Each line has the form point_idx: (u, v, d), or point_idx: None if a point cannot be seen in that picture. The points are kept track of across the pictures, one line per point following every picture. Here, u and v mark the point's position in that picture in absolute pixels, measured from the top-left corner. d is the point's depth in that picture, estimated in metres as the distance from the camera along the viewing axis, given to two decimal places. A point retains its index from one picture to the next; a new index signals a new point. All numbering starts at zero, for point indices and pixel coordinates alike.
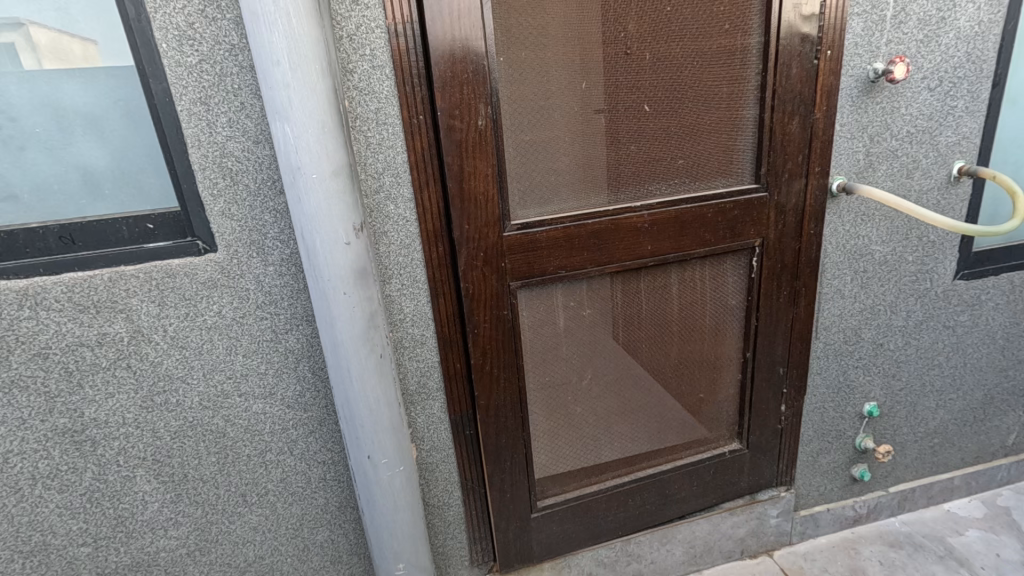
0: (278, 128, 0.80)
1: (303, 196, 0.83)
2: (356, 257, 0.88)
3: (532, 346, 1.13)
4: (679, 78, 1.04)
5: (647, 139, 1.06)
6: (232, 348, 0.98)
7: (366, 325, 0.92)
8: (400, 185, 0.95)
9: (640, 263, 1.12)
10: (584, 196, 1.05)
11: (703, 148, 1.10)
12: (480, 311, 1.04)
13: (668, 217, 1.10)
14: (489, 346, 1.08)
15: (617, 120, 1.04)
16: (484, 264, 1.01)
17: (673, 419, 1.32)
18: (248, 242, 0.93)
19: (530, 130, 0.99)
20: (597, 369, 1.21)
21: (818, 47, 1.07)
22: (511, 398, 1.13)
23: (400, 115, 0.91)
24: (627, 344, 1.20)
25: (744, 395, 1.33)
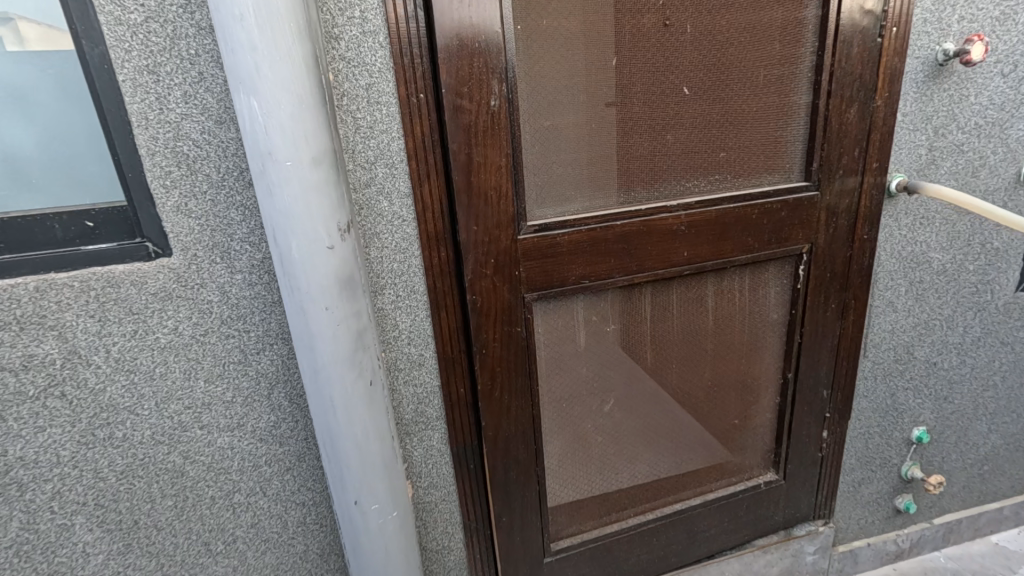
0: (242, 102, 0.64)
1: (275, 188, 0.66)
2: (341, 264, 0.72)
3: (549, 368, 0.96)
4: (724, 56, 0.89)
5: (686, 127, 0.91)
6: (192, 373, 0.82)
7: (354, 346, 0.76)
8: (396, 178, 0.79)
9: (675, 271, 0.96)
10: (612, 193, 0.90)
11: (749, 138, 0.94)
12: (489, 328, 0.88)
13: (708, 218, 0.94)
14: (499, 370, 0.91)
15: (652, 105, 0.88)
16: (494, 272, 0.85)
17: (705, 448, 1.16)
18: (209, 244, 0.77)
19: (551, 114, 0.83)
20: (621, 394, 1.05)
21: (884, 23, 0.92)
22: (524, 428, 0.97)
23: (396, 93, 0.75)
24: (657, 365, 1.05)
25: (783, 421, 1.17)
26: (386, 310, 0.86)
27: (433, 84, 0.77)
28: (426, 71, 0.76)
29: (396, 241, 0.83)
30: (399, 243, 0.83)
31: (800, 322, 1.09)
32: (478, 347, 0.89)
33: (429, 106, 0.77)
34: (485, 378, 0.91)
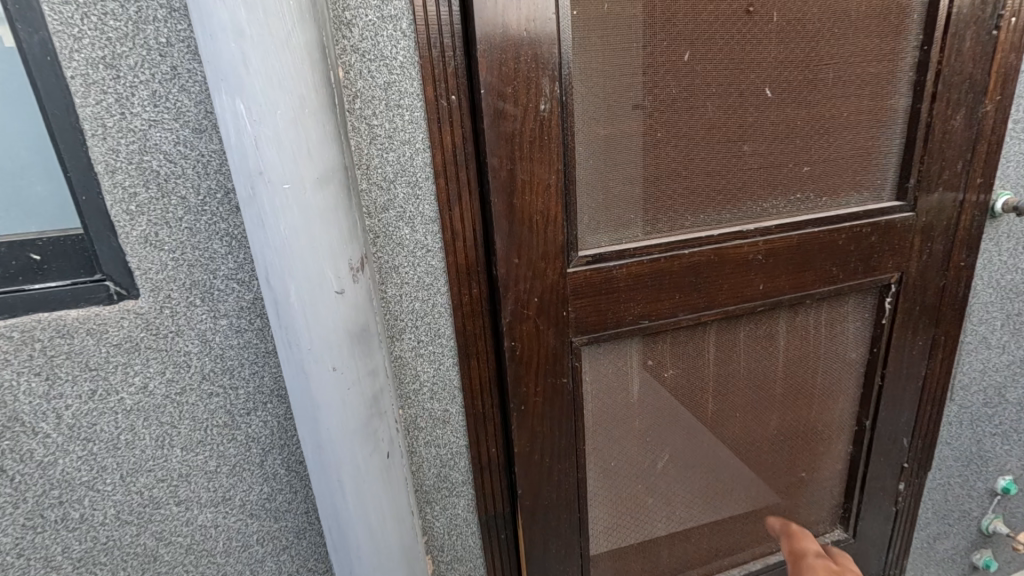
0: (224, 105, 0.48)
1: (268, 218, 0.51)
2: (353, 311, 0.57)
3: (596, 422, 0.81)
4: (815, 51, 0.74)
5: (768, 136, 0.75)
6: (166, 439, 0.66)
7: (368, 413, 0.60)
8: (420, 199, 0.65)
9: (748, 308, 0.81)
10: (678, 216, 0.74)
11: (839, 150, 0.79)
12: (529, 378, 0.73)
13: (787, 245, 0.79)
14: (539, 427, 0.76)
15: (730, 109, 0.72)
16: (537, 313, 0.71)
17: (768, 506, 1.00)
18: (187, 284, 0.61)
19: (610, 120, 0.68)
20: (676, 449, 0.89)
21: (1001, 12, 0.76)
22: (565, 493, 0.82)
23: (422, 94, 0.61)
24: (719, 416, 0.89)
25: (857, 473, 1.02)
26: (404, 357, 0.71)
27: (468, 84, 0.62)
28: (459, 68, 0.62)
29: (417, 276, 0.68)
30: (422, 278, 0.68)
31: (884, 363, 0.93)
32: (515, 402, 0.74)
33: (463, 111, 0.63)
34: (523, 437, 0.76)
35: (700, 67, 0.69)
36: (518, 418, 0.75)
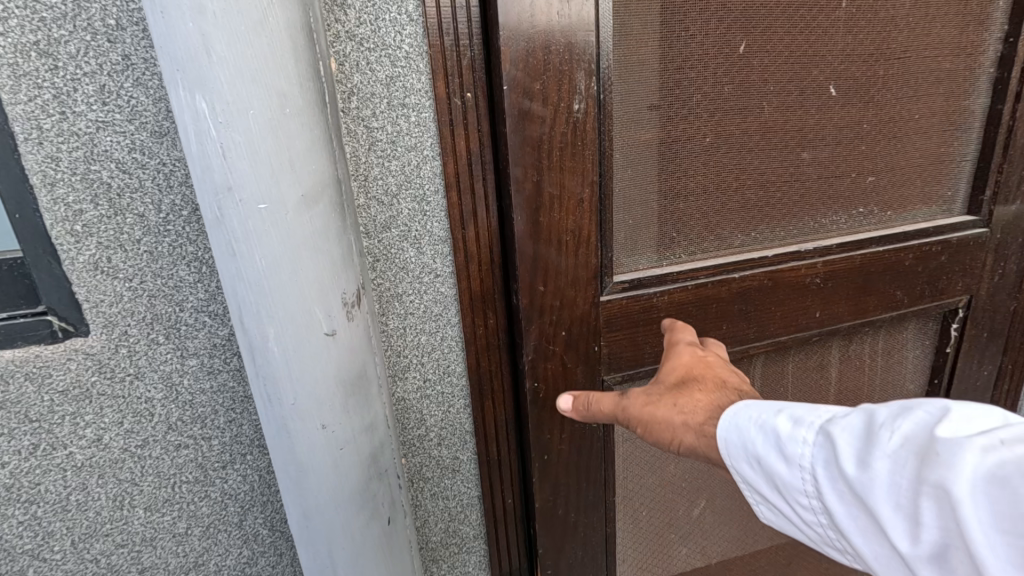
0: (180, 102, 0.38)
1: (240, 245, 0.40)
2: (347, 357, 0.46)
3: (627, 466, 0.71)
4: (886, 44, 0.63)
5: (831, 142, 0.65)
6: (125, 499, 0.56)
7: (366, 474, 0.50)
8: (427, 216, 0.55)
9: (801, 338, 0.71)
10: (725, 234, 0.64)
11: (908, 157, 0.69)
12: (551, 421, 0.64)
13: (848, 266, 0.69)
14: (563, 474, 0.67)
15: (789, 110, 0.62)
16: (563, 347, 0.61)
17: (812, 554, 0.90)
18: (147, 318, 0.51)
19: (652, 122, 0.57)
20: (713, 493, 0.79)
21: None
22: (591, 547, 0.72)
23: (432, 90, 0.51)
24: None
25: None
26: (408, 399, 0.60)
27: (488, 79, 0.52)
28: (478, 61, 0.52)
29: (424, 305, 0.58)
30: (429, 308, 0.58)
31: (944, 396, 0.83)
32: (533, 447, 0.65)
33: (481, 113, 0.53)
34: (545, 488, 0.66)
35: (755, 62, 0.59)
36: (537, 466, 0.65)
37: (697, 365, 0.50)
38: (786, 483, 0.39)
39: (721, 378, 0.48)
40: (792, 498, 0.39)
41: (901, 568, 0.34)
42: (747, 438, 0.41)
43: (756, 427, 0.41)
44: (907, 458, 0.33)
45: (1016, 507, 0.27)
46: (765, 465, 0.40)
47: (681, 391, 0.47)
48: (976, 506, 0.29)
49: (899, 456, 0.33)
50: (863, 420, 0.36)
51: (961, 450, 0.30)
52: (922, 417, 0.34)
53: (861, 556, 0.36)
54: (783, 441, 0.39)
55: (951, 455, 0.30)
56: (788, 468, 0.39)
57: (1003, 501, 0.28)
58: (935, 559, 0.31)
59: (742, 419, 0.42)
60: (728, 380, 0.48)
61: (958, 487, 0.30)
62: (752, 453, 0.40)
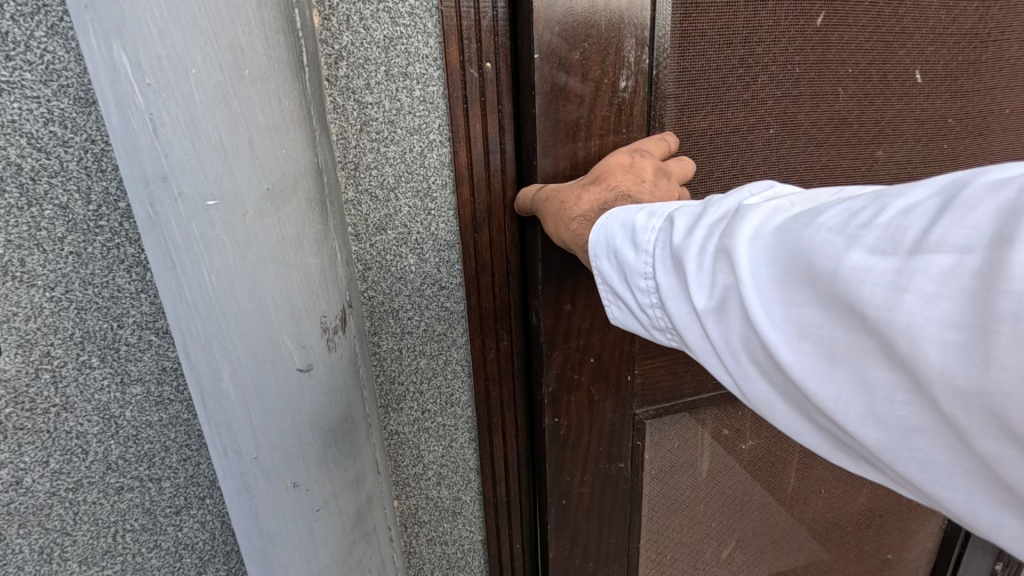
0: (95, 54, 0.27)
1: (182, 254, 0.30)
2: (330, 395, 0.36)
3: (657, 505, 0.63)
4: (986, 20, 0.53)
5: (911, 138, 0.55)
6: (54, 551, 0.45)
7: (350, 539, 0.40)
8: (432, 215, 0.44)
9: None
10: None
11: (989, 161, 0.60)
12: (570, 457, 0.55)
13: None
14: (582, 521, 0.58)
15: (866, 98, 0.52)
16: (590, 375, 0.52)
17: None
18: (76, 335, 0.40)
19: (712, 107, 0.47)
20: (747, 535, 0.69)
21: None
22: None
23: (441, 58, 0.41)
24: (804, 498, 0.70)
25: (949, 553, 0.85)
26: (402, 434, 0.51)
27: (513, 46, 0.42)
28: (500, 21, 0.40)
29: (425, 324, 0.47)
30: (431, 327, 0.48)
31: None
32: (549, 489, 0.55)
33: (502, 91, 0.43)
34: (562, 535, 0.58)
35: (834, 37, 0.49)
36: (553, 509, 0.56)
37: (619, 176, 0.40)
38: (628, 270, 0.34)
39: (627, 190, 0.39)
40: (630, 285, 0.35)
41: (696, 335, 0.31)
42: (610, 231, 0.35)
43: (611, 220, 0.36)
44: (721, 216, 0.30)
45: (786, 236, 0.26)
46: (618, 257, 0.35)
47: (583, 194, 0.39)
48: (752, 243, 0.27)
49: (714, 218, 0.30)
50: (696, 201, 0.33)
51: (754, 208, 0.29)
52: (740, 196, 0.32)
53: (673, 329, 0.32)
54: (635, 230, 0.34)
55: (744, 211, 0.29)
56: (633, 253, 0.34)
57: (778, 238, 0.26)
58: (718, 314, 0.29)
59: (611, 217, 0.37)
60: (640, 195, 0.39)
61: (742, 230, 0.28)
62: (610, 247, 0.35)
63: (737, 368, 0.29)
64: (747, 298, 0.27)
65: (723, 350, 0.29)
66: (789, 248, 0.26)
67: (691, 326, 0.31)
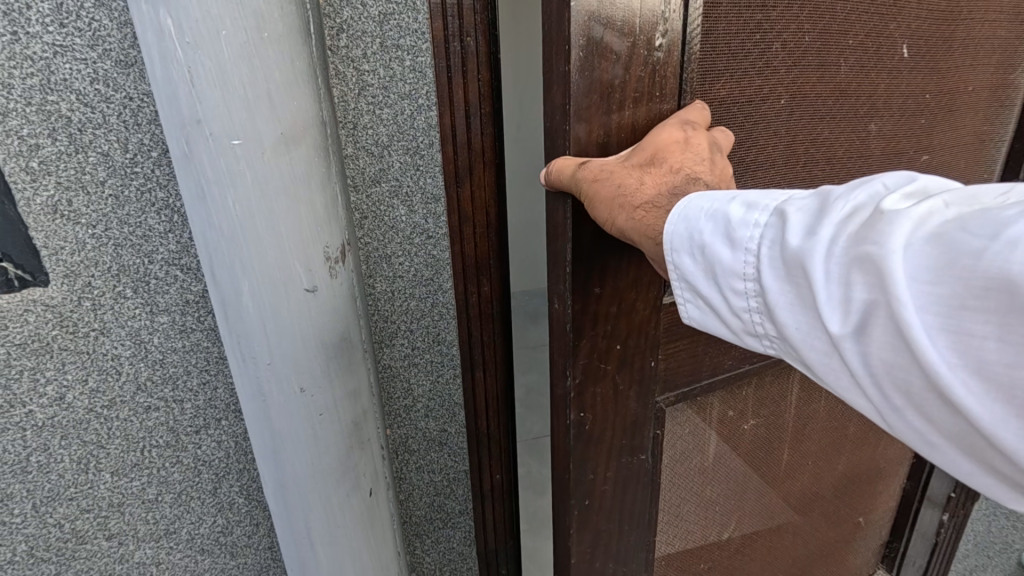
0: (143, 18, 0.33)
1: (211, 186, 0.36)
2: (331, 317, 0.43)
3: (669, 483, 0.64)
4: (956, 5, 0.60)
5: (897, 112, 0.60)
6: (90, 461, 0.52)
7: (347, 445, 0.47)
8: (420, 171, 0.51)
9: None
10: None
11: (951, 134, 0.67)
12: (596, 440, 0.56)
13: None
14: (604, 516, 0.60)
15: (861, 72, 0.56)
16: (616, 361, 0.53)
17: (821, 554, 0.87)
18: (112, 268, 0.47)
19: (739, 73, 0.47)
20: (745, 508, 0.73)
21: None
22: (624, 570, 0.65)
23: (429, 32, 0.47)
24: (794, 461, 0.74)
25: (908, 510, 0.92)
26: (395, 368, 0.57)
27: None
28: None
29: (415, 269, 0.54)
30: (420, 273, 0.54)
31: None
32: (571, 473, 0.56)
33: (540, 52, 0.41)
34: (584, 533, 0.59)
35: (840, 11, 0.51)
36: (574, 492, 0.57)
37: (678, 151, 0.39)
38: (723, 270, 0.33)
39: (690, 169, 0.39)
40: (724, 285, 0.34)
41: (820, 349, 0.30)
42: (693, 226, 0.34)
43: (699, 212, 0.34)
44: (855, 222, 0.28)
45: (965, 258, 0.24)
46: (705, 255, 0.34)
47: (645, 177, 0.38)
48: (906, 260, 0.26)
49: (846, 223, 0.29)
50: (815, 193, 0.31)
51: (909, 214, 0.26)
52: (876, 189, 0.29)
53: (780, 336, 0.32)
54: (731, 223, 0.32)
55: (894, 215, 0.27)
56: (730, 252, 0.33)
57: (955, 256, 0.24)
58: (859, 334, 0.28)
59: (689, 207, 0.35)
60: (703, 174, 0.39)
61: (896, 243, 0.26)
62: (694, 243, 0.34)
63: (879, 392, 0.28)
64: (905, 323, 0.25)
65: (861, 373, 0.28)
66: (974, 274, 0.24)
67: (817, 340, 0.30)
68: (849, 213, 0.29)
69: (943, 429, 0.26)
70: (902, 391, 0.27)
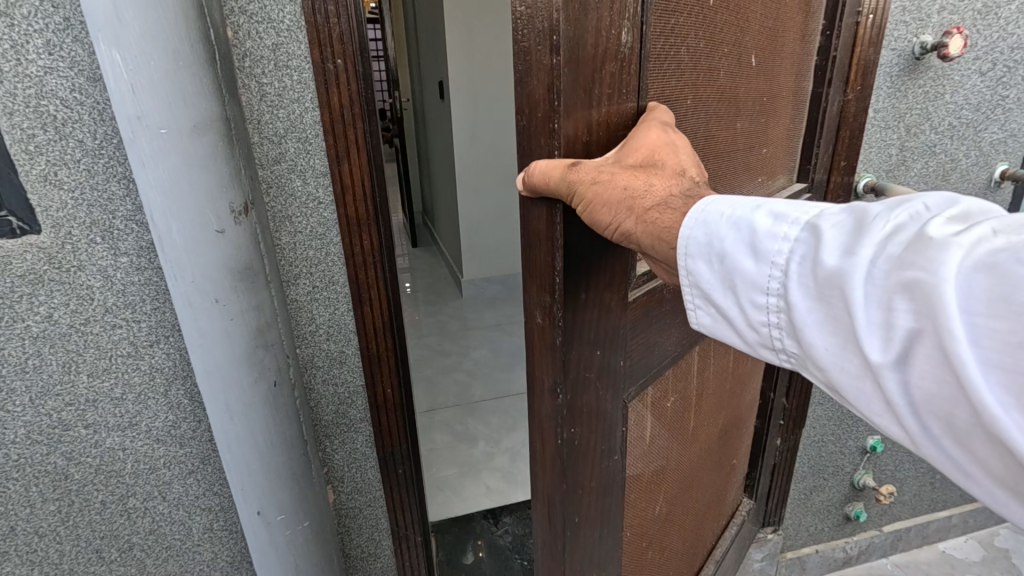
0: (101, 53, 0.53)
1: (148, 159, 0.57)
2: (236, 251, 0.63)
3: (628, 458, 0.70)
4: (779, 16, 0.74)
5: (746, 113, 0.72)
6: (72, 365, 0.71)
7: (252, 344, 0.68)
8: (310, 154, 0.72)
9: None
10: None
11: (775, 132, 0.81)
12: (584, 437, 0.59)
13: None
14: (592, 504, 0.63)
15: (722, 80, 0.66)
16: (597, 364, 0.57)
17: (708, 504, 1.02)
18: (86, 222, 0.67)
19: (660, 50, 0.53)
20: (671, 466, 0.82)
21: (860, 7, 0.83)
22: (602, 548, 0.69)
23: (309, 56, 0.67)
24: (699, 419, 0.86)
25: (759, 442, 1.13)
26: (300, 301, 0.78)
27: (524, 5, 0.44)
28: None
29: (311, 226, 0.75)
30: (315, 229, 0.75)
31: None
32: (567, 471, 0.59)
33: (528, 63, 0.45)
34: (575, 538, 0.63)
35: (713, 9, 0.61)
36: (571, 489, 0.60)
37: (669, 151, 0.48)
38: (754, 280, 0.43)
39: (678, 164, 0.48)
40: (753, 296, 0.44)
41: (855, 369, 0.39)
42: (715, 235, 0.44)
43: (721, 220, 0.44)
44: (893, 247, 0.37)
45: (996, 292, 0.31)
46: (729, 263, 0.44)
47: (652, 182, 0.47)
48: (955, 287, 0.33)
49: (885, 245, 0.37)
50: (853, 217, 0.40)
51: (950, 248, 0.34)
52: (912, 215, 0.38)
53: (813, 351, 0.41)
54: (760, 239, 0.43)
55: (939, 247, 0.34)
56: (759, 264, 0.43)
57: (988, 288, 0.32)
58: (898, 359, 0.36)
59: (708, 215, 0.45)
60: (683, 167, 0.49)
61: (944, 271, 0.33)
62: (716, 250, 0.44)
63: (913, 413, 0.36)
64: (940, 346, 0.33)
65: (893, 394, 0.37)
66: (998, 305, 0.31)
67: (851, 358, 0.39)
68: (889, 235, 0.37)
69: (964, 445, 0.34)
70: (938, 415, 0.35)
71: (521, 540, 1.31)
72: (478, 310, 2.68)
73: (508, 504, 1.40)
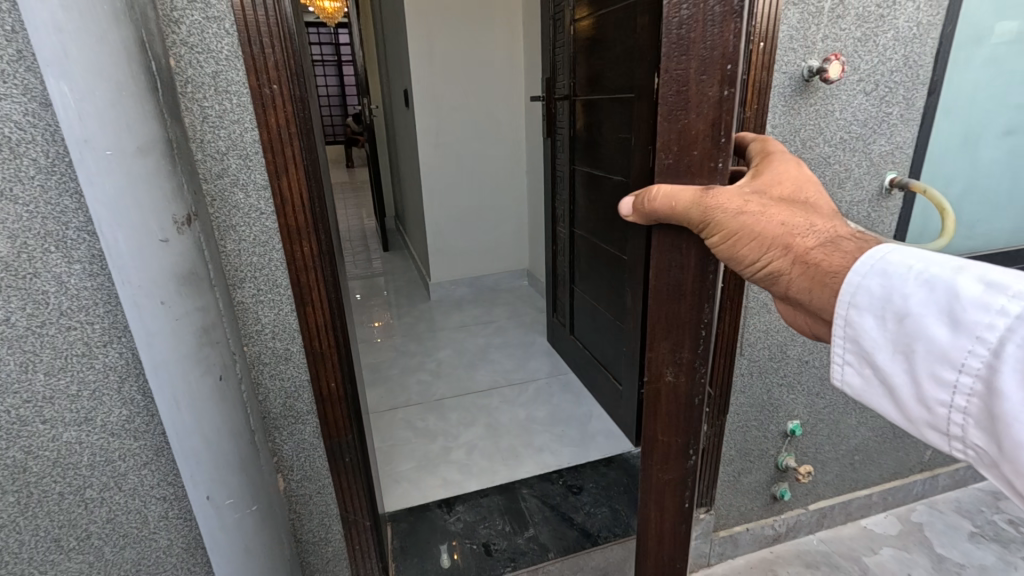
0: (51, 85, 0.60)
1: (96, 177, 0.64)
2: (180, 258, 0.70)
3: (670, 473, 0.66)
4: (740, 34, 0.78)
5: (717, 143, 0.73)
6: (29, 364, 0.77)
7: (198, 342, 0.75)
8: (251, 170, 0.79)
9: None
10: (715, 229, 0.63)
11: None
12: None
13: None
14: None
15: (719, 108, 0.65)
16: None
17: None
18: (40, 233, 0.73)
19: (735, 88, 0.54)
20: None
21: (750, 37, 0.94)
22: None
23: (246, 82, 0.75)
24: None
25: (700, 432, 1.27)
26: (246, 303, 0.86)
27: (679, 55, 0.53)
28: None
29: (254, 235, 0.83)
30: (258, 237, 0.83)
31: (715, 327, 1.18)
32: None
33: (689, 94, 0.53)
34: None
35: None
36: None
37: (808, 185, 0.57)
38: (947, 350, 0.43)
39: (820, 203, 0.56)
40: (943, 368, 0.43)
41: None
42: (898, 290, 0.46)
43: (906, 273, 0.46)
44: None
45: None
46: (918, 324, 0.45)
47: (811, 223, 0.53)
48: None
49: None
50: None
51: None
52: None
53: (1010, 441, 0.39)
54: (957, 306, 0.43)
55: None
56: (954, 334, 0.43)
57: None
58: None
59: (891, 273, 0.47)
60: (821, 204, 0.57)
61: None
62: (894, 307, 0.46)
63: None
64: None
65: None
66: None
67: None
68: None
69: None
70: None
71: (472, 526, 1.36)
72: (444, 312, 2.75)
73: (461, 494, 1.48)
